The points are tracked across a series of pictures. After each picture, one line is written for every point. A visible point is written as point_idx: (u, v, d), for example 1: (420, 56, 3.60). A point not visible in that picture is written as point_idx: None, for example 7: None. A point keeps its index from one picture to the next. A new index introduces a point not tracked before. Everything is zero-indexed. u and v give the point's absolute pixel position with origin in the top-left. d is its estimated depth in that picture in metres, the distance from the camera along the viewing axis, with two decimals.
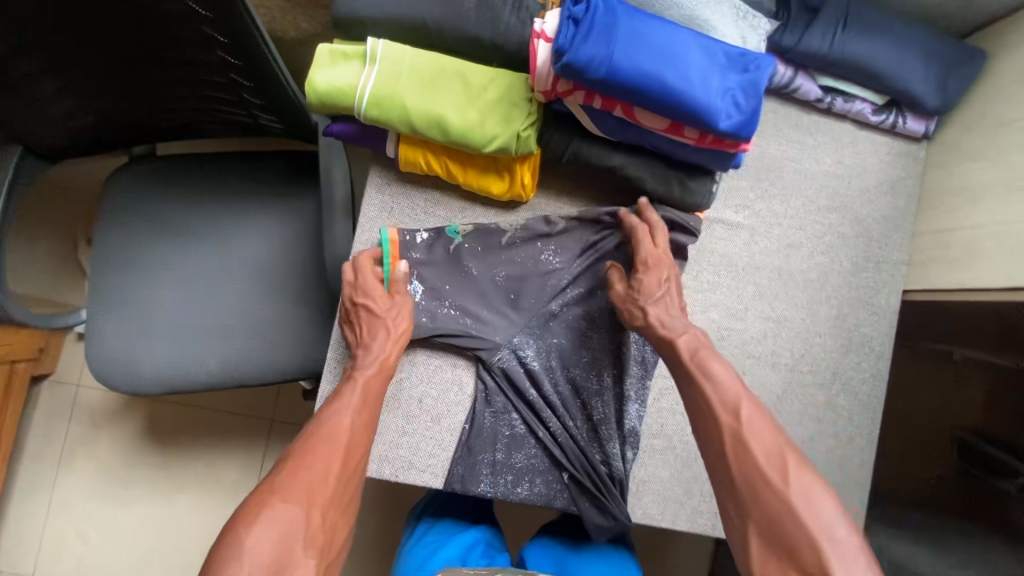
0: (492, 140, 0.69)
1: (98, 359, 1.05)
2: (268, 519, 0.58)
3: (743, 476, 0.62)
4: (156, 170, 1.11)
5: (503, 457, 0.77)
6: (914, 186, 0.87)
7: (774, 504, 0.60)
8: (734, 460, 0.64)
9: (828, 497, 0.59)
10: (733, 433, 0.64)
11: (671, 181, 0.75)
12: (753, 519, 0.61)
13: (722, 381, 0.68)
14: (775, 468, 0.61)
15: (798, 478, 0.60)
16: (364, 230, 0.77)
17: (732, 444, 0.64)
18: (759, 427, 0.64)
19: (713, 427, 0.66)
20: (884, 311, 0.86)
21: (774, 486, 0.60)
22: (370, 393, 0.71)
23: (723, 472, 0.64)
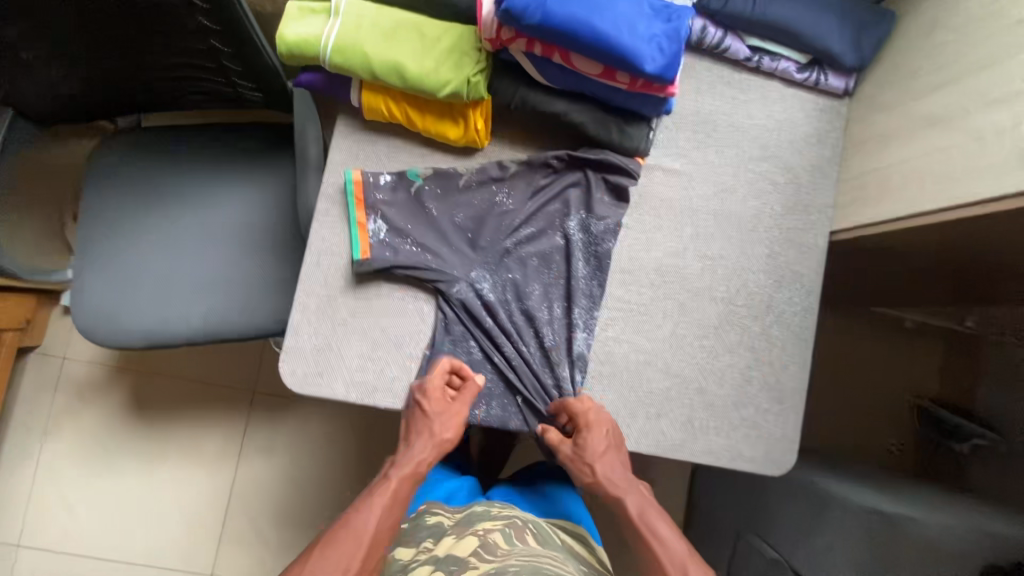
0: (444, 85, 0.76)
1: (84, 315, 1.10)
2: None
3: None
4: (141, 139, 1.18)
5: (462, 382, 0.85)
6: (838, 137, 0.96)
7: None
8: None
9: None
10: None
11: (610, 125, 0.83)
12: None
13: (670, 542, 0.74)
14: None
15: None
16: (331, 173, 0.84)
17: None
18: None
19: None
20: (813, 250, 0.94)
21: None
22: (400, 492, 0.75)
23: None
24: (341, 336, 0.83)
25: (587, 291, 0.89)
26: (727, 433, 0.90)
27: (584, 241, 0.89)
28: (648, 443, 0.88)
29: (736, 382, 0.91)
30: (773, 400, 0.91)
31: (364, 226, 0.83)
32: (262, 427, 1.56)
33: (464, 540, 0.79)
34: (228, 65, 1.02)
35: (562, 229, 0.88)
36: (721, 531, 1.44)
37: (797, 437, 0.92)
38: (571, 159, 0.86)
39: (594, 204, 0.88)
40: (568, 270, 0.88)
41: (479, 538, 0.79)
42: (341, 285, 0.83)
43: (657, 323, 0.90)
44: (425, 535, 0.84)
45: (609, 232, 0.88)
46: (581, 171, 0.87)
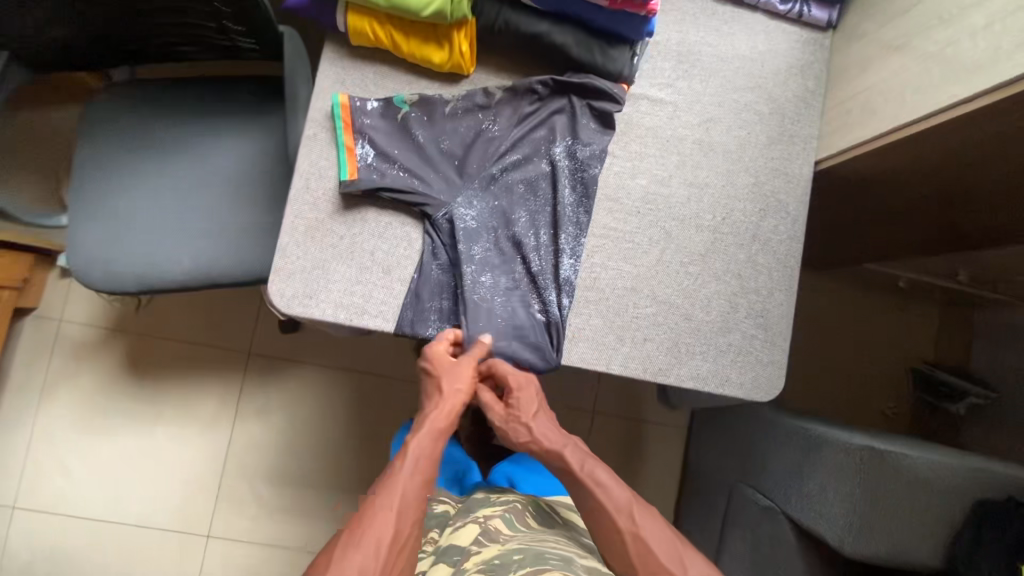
0: (428, 5, 0.78)
1: (79, 262, 1.11)
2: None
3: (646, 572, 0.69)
4: (135, 90, 1.19)
5: (449, 304, 0.86)
6: (822, 69, 0.96)
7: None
8: (637, 560, 0.70)
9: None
10: (632, 533, 0.71)
11: (593, 48, 0.84)
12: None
13: (612, 488, 0.75)
14: (675, 561, 0.69)
15: (686, 557, 0.70)
16: (318, 98, 0.85)
17: (634, 544, 0.71)
18: (652, 526, 0.72)
19: (614, 531, 0.72)
20: (798, 179, 0.94)
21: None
22: (422, 458, 0.77)
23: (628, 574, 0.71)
24: (329, 259, 0.83)
25: (574, 219, 0.88)
26: (713, 358, 0.90)
27: (570, 167, 0.89)
28: (634, 366, 0.88)
29: (722, 308, 0.91)
30: (759, 326, 0.92)
31: (351, 150, 0.83)
32: (256, 389, 1.56)
33: (464, 528, 0.83)
34: (220, 9, 1.03)
35: (548, 156, 0.88)
36: (715, 486, 1.44)
37: (784, 363, 0.92)
38: (555, 84, 0.87)
39: (579, 130, 0.88)
40: (555, 197, 0.88)
41: (485, 526, 0.82)
42: (328, 209, 0.84)
43: (643, 250, 0.90)
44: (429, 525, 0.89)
45: (594, 158, 0.89)
46: (564, 96, 0.88)
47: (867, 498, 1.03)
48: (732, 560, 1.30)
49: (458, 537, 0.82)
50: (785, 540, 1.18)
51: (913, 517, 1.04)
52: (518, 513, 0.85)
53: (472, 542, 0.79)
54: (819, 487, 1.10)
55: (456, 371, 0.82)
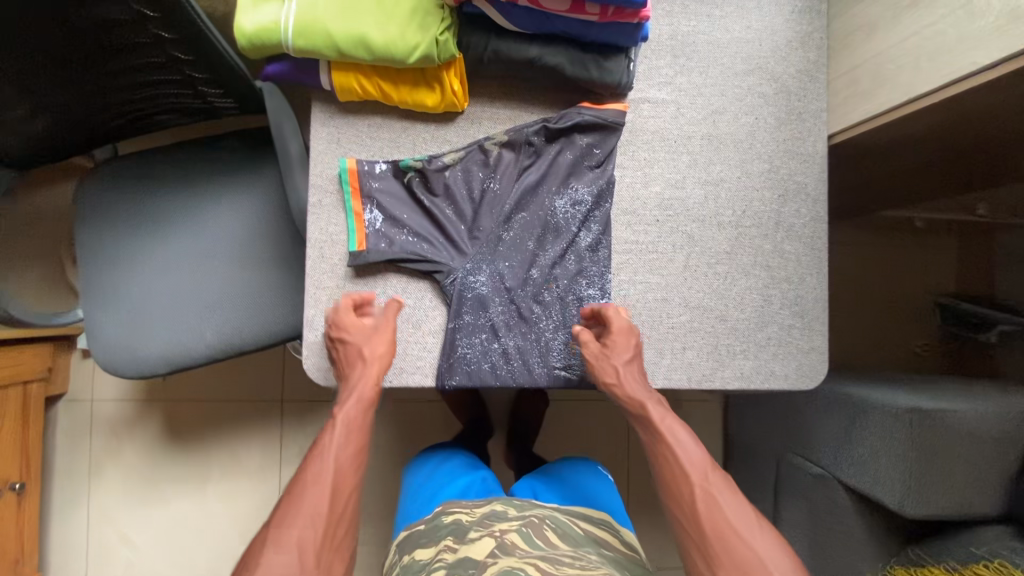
0: (412, 52, 0.74)
1: (104, 354, 1.11)
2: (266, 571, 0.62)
3: (712, 527, 0.70)
4: (122, 168, 1.16)
5: (491, 367, 0.83)
6: (822, 37, 0.92)
7: (743, 553, 0.68)
8: (705, 515, 0.71)
9: (785, 552, 0.68)
10: (703, 490, 0.73)
11: (587, 63, 0.80)
12: (722, 567, 0.68)
13: (688, 447, 0.77)
14: (743, 523, 0.70)
15: (755, 522, 0.70)
16: (316, 162, 0.83)
17: (705, 499, 0.72)
18: (721, 488, 0.73)
19: (686, 485, 0.74)
20: (813, 157, 0.92)
21: (742, 537, 0.69)
22: (352, 428, 0.76)
23: (692, 526, 0.71)
24: None
25: (593, 246, 0.86)
26: (755, 355, 0.89)
27: (583, 209, 0.86)
28: (677, 378, 0.88)
29: (756, 303, 0.90)
30: (796, 315, 0.91)
31: (360, 215, 0.82)
32: (296, 433, 1.58)
33: (482, 539, 0.82)
34: (192, 75, 1.00)
35: (557, 202, 0.86)
36: (760, 455, 1.45)
37: (826, 347, 0.91)
38: (550, 131, 0.84)
39: (584, 168, 0.86)
40: (577, 239, 0.86)
41: (504, 538, 0.82)
42: (346, 275, 0.83)
43: (668, 258, 0.88)
44: (446, 534, 0.88)
45: (605, 192, 0.86)
46: (562, 140, 0.85)
47: (917, 459, 1.04)
48: (791, 528, 1.31)
49: (476, 546, 0.81)
50: (842, 503, 1.19)
51: (966, 470, 1.05)
52: (537, 529, 0.85)
53: (489, 553, 0.78)
54: (870, 452, 1.11)
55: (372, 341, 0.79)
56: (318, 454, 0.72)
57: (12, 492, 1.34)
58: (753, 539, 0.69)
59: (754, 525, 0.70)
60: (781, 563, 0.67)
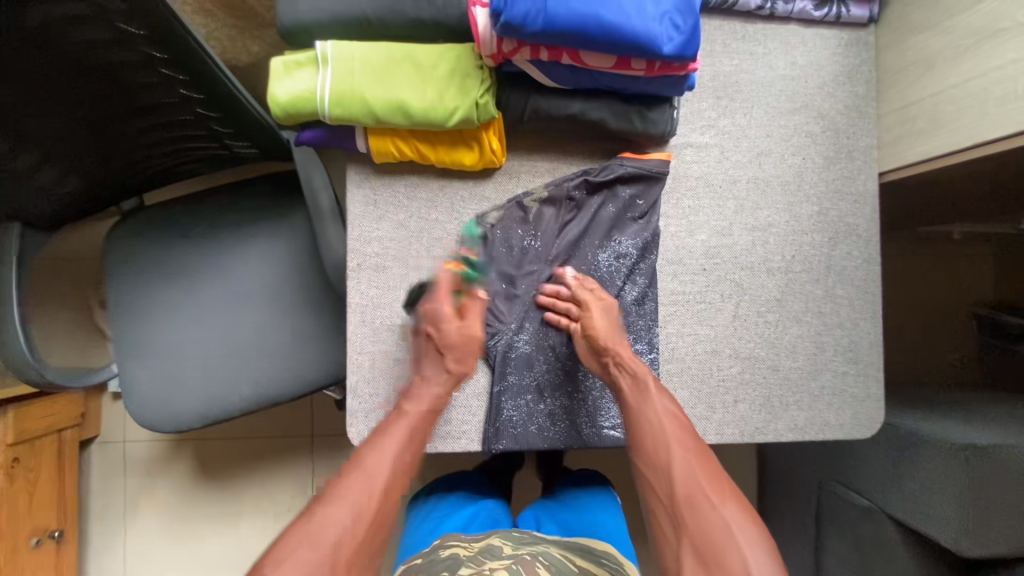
0: (452, 114, 0.72)
1: (139, 410, 1.10)
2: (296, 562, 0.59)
3: (683, 493, 0.67)
4: (148, 220, 1.14)
5: (536, 428, 0.82)
6: (869, 70, 0.89)
7: (710, 518, 0.65)
8: (677, 478, 0.69)
9: (753, 523, 0.65)
10: (681, 453, 0.70)
11: (631, 116, 0.77)
12: (688, 535, 0.65)
13: (670, 411, 0.74)
14: (713, 488, 0.67)
15: (726, 489, 0.67)
16: (352, 225, 0.80)
17: (679, 462, 0.70)
18: (697, 455, 0.70)
19: (662, 448, 0.71)
20: (864, 196, 0.88)
21: (713, 503, 0.66)
22: (412, 430, 0.73)
23: (664, 491, 0.69)
24: (400, 390, 0.80)
25: (639, 303, 0.84)
26: (808, 406, 0.86)
27: (626, 262, 0.84)
28: (730, 433, 0.85)
29: (809, 351, 0.87)
30: (850, 361, 0.87)
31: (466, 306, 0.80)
32: (327, 467, 1.57)
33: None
34: (219, 129, 0.99)
35: (600, 256, 0.84)
36: (799, 482, 1.41)
37: (881, 394, 0.88)
38: (592, 185, 0.82)
39: (627, 220, 0.84)
40: (623, 293, 0.84)
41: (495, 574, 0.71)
42: (387, 341, 0.80)
43: (716, 308, 0.85)
44: (440, 568, 0.76)
45: (651, 244, 0.84)
46: (603, 193, 0.83)
47: (974, 498, 1.00)
48: (836, 561, 1.28)
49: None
50: (892, 541, 1.14)
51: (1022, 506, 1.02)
52: (529, 567, 0.74)
53: None
54: (922, 488, 1.08)
55: (461, 350, 0.78)
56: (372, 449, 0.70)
57: (52, 540, 1.36)
58: (722, 506, 0.66)
59: (724, 492, 0.67)
60: (748, 533, 0.64)
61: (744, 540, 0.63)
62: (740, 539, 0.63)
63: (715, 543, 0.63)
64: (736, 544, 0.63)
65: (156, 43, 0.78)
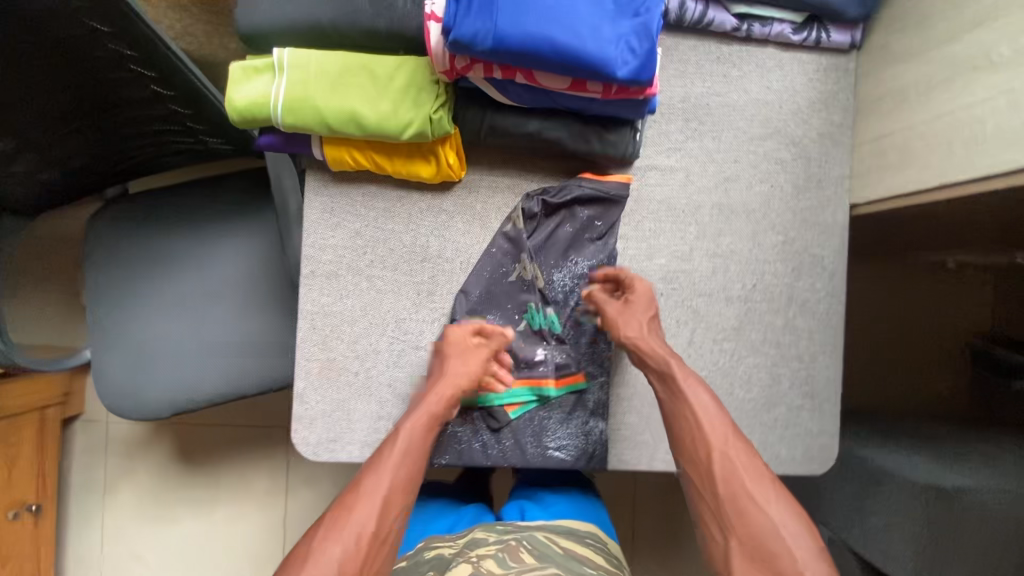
0: (406, 128, 0.71)
1: (112, 396, 1.12)
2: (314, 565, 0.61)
3: (727, 493, 0.66)
4: (129, 210, 1.16)
5: (481, 444, 0.82)
6: (847, 98, 0.86)
7: (757, 520, 0.64)
8: (721, 476, 0.67)
9: (802, 523, 0.63)
10: (722, 453, 0.68)
11: (590, 137, 0.76)
12: (736, 536, 0.64)
13: (707, 405, 0.72)
14: (759, 487, 0.66)
15: (771, 488, 0.66)
16: (309, 232, 0.81)
17: (721, 462, 0.67)
18: (738, 452, 0.68)
19: (703, 447, 0.69)
20: (832, 228, 0.86)
21: (758, 503, 0.65)
22: (421, 436, 0.72)
23: (708, 490, 0.67)
24: (348, 399, 0.81)
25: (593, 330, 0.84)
26: (760, 438, 0.85)
27: (581, 282, 0.84)
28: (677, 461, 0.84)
29: (764, 383, 0.85)
30: (806, 396, 0.86)
31: (535, 380, 0.83)
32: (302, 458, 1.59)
33: (456, 568, 0.76)
34: (194, 127, 1.03)
35: (555, 275, 0.83)
36: None
37: (836, 430, 0.86)
38: (549, 204, 0.81)
39: (585, 241, 0.83)
40: (576, 312, 0.84)
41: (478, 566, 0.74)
42: (337, 348, 0.81)
43: (671, 334, 0.84)
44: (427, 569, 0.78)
45: (606, 266, 0.83)
46: (561, 212, 0.82)
47: (935, 540, 0.98)
48: None
49: None
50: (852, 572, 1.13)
51: None
52: (512, 550, 0.77)
53: None
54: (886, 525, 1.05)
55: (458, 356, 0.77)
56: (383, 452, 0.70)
57: (30, 513, 1.39)
58: (770, 506, 0.64)
59: (770, 490, 0.65)
60: (797, 534, 0.63)
61: (793, 543, 0.62)
62: (791, 543, 0.62)
63: (765, 546, 0.63)
64: (788, 547, 0.62)
65: (125, 41, 0.79)
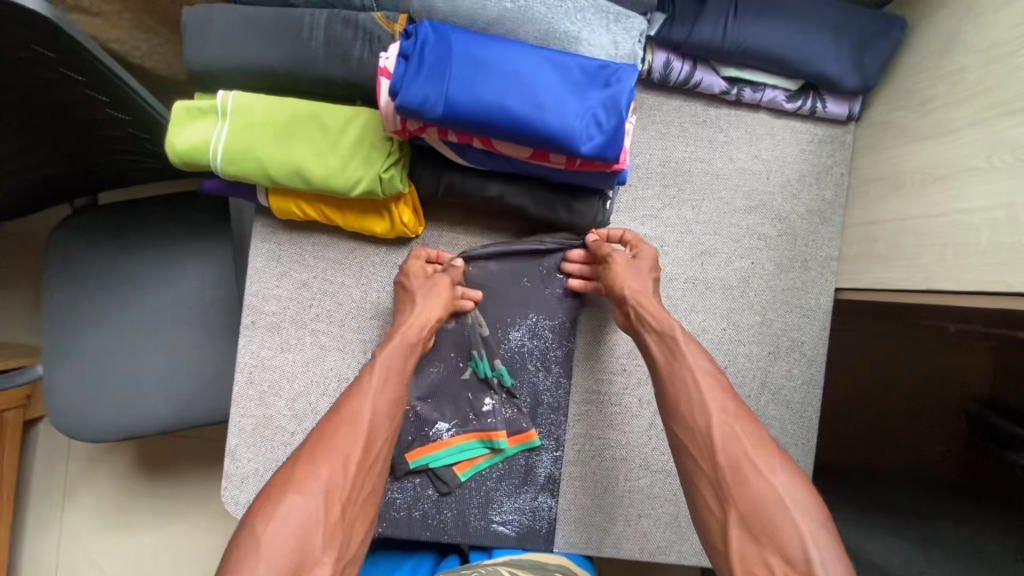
0: (353, 185, 0.66)
1: (58, 414, 1.07)
2: (287, 511, 0.53)
3: (727, 461, 0.59)
4: (91, 221, 1.09)
5: (420, 515, 0.76)
6: (841, 172, 0.80)
7: (760, 490, 0.56)
8: (721, 444, 0.60)
9: (811, 494, 0.56)
10: (722, 420, 0.61)
11: (555, 204, 0.71)
12: (736, 507, 0.57)
13: (703, 367, 0.66)
14: (762, 456, 0.58)
15: (774, 454, 0.59)
16: (252, 279, 0.76)
17: (721, 429, 0.61)
18: (739, 417, 0.62)
19: (701, 414, 0.62)
20: (814, 312, 0.80)
21: (761, 472, 0.57)
22: (395, 369, 0.67)
23: (705, 460, 0.60)
24: (282, 459, 0.77)
25: (554, 404, 0.78)
26: None
27: (541, 343, 0.78)
28: (628, 548, 0.79)
29: None
30: None
31: (485, 433, 0.77)
32: None
33: None
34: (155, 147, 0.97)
35: (513, 334, 0.77)
36: None
37: None
38: (512, 260, 0.77)
39: (549, 302, 0.77)
40: (535, 380, 0.78)
41: None
42: (275, 405, 0.77)
43: (633, 415, 0.79)
44: None
45: (569, 332, 0.78)
46: (519, 268, 0.77)
47: None
48: None
49: None
50: None
51: None
52: None
53: None
54: None
55: (432, 289, 0.72)
56: (354, 392, 0.63)
57: None
58: (774, 475, 0.57)
59: (773, 457, 0.58)
60: (806, 506, 0.55)
61: (798, 514, 0.54)
62: (797, 515, 0.54)
63: (766, 515, 0.55)
64: (792, 519, 0.54)
65: (75, 66, 0.74)
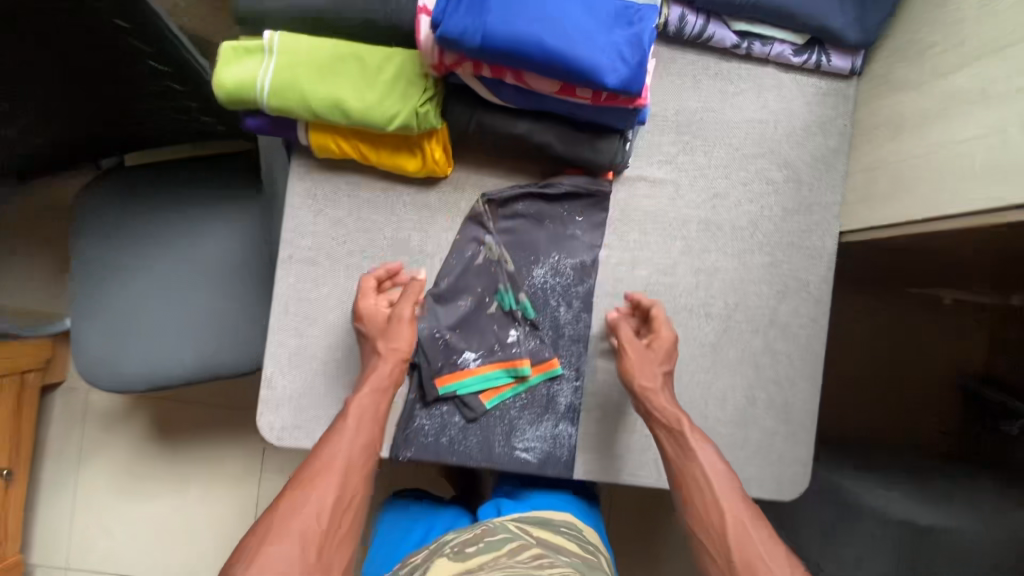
0: (391, 119, 0.71)
1: (86, 365, 1.10)
2: (265, 563, 0.59)
3: (740, 559, 0.65)
4: (121, 180, 1.13)
5: (448, 441, 0.80)
6: (844, 124, 0.86)
7: None
8: (735, 544, 0.66)
9: None
10: (735, 519, 0.67)
11: (579, 143, 0.76)
12: None
13: (713, 464, 0.72)
14: (774, 556, 0.64)
15: (784, 553, 0.65)
16: (289, 217, 0.80)
17: (734, 527, 0.67)
18: (749, 514, 0.68)
19: (715, 510, 0.68)
20: (820, 253, 0.85)
21: (769, 565, 0.64)
22: (368, 415, 0.72)
23: (719, 553, 0.66)
24: (314, 389, 0.80)
25: (573, 336, 0.83)
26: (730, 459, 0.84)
27: (563, 280, 0.82)
28: (644, 476, 0.83)
29: (739, 405, 0.84)
30: (780, 421, 0.85)
31: (511, 363, 0.81)
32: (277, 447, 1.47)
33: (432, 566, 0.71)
34: (190, 104, 1.01)
35: (536, 271, 0.82)
36: None
37: (809, 458, 0.85)
38: (538, 198, 0.81)
39: (569, 241, 0.83)
40: (556, 313, 0.82)
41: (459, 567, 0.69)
42: (309, 336, 0.80)
43: None
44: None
45: (588, 268, 0.82)
46: (542, 208, 0.82)
47: None
48: None
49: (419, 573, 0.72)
50: None
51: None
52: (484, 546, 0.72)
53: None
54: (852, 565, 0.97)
55: (396, 329, 0.76)
56: (329, 441, 0.69)
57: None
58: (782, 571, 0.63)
59: (780, 553, 0.65)
60: None
61: None
62: None
63: None
64: None
65: (127, 17, 0.77)
